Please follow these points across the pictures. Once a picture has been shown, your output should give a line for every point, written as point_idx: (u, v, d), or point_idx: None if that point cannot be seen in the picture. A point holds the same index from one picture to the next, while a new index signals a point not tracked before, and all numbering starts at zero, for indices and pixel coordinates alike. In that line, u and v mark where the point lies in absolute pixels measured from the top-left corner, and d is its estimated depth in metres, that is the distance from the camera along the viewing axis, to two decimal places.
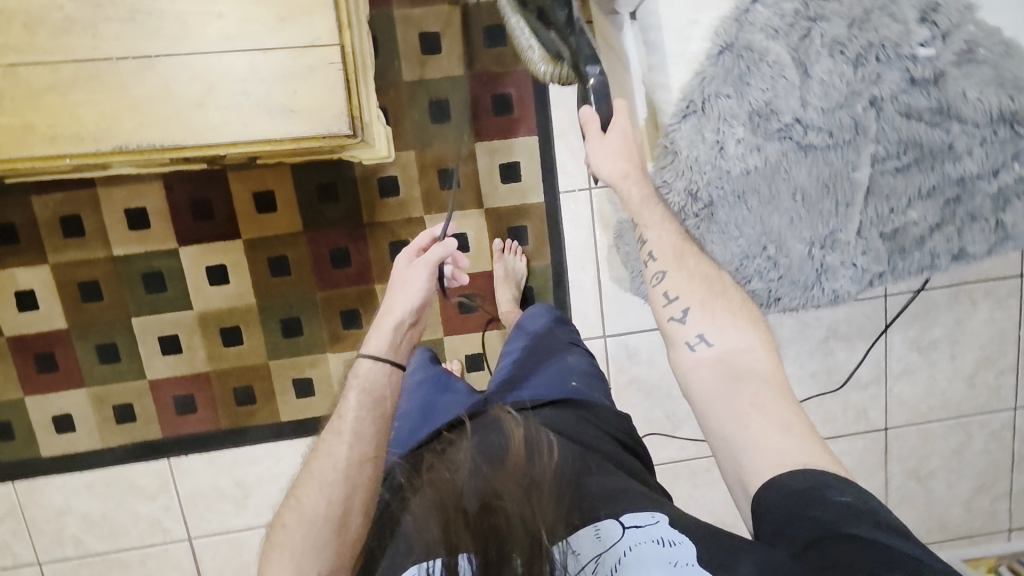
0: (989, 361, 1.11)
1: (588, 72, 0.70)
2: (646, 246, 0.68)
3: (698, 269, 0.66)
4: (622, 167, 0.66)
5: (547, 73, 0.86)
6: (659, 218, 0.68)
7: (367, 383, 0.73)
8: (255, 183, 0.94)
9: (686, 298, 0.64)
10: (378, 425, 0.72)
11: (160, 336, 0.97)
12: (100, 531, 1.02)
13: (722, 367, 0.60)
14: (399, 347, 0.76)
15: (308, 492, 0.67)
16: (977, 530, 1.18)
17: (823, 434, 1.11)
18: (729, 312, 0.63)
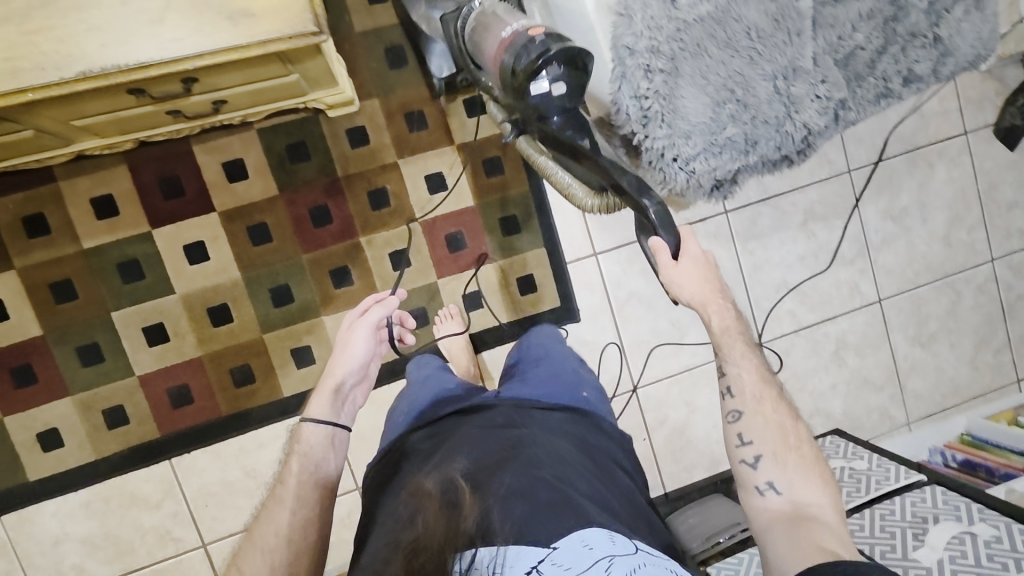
0: (959, 218, 1.17)
1: (645, 204, 0.66)
2: (724, 380, 0.69)
3: (775, 417, 0.65)
4: (703, 295, 0.68)
5: (593, 205, 0.88)
6: (739, 354, 0.69)
7: (308, 448, 0.78)
8: (222, 152, 0.92)
9: (760, 445, 0.64)
10: (319, 490, 0.76)
11: (144, 327, 0.93)
12: (105, 553, 0.95)
13: (789, 514, 0.60)
14: (343, 410, 0.83)
15: (250, 561, 0.69)
16: (988, 385, 1.20)
17: (823, 316, 1.13)
18: (802, 466, 0.63)
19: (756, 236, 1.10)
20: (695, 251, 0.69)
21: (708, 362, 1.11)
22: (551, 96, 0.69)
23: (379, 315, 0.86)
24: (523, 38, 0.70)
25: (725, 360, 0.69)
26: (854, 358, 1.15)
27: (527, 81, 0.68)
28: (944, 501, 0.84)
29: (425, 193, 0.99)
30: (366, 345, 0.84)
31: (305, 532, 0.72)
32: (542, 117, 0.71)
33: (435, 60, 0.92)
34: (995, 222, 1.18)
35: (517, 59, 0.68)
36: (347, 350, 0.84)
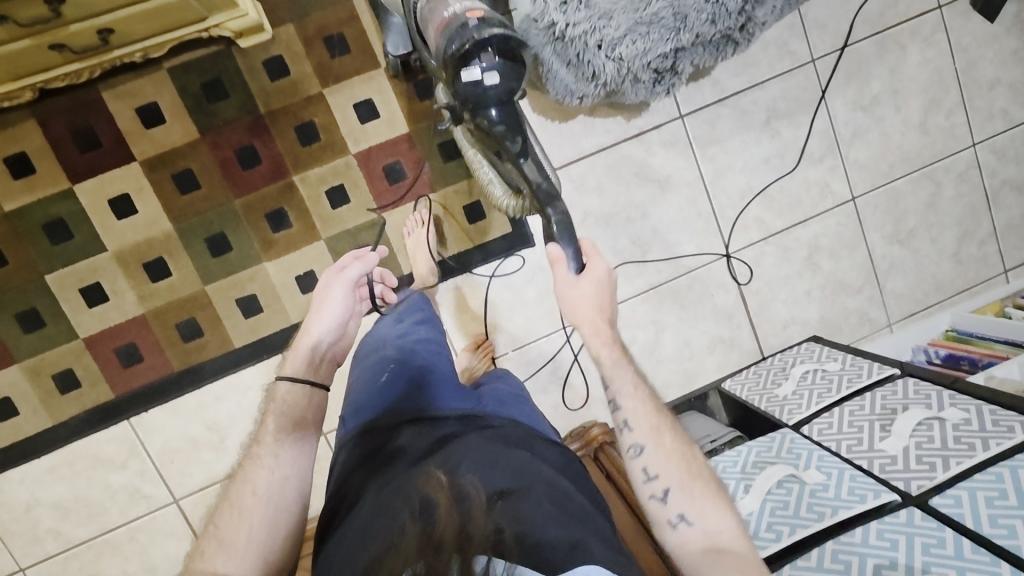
0: (936, 103, 1.09)
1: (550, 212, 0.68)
2: (620, 414, 0.64)
3: (677, 448, 0.61)
4: (593, 321, 0.67)
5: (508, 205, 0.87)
6: (633, 386, 0.65)
7: (286, 405, 0.73)
8: (134, 97, 0.87)
9: (666, 478, 0.59)
10: (302, 445, 0.70)
11: (81, 288, 0.90)
12: (78, 516, 0.96)
13: (706, 549, 0.54)
14: (320, 368, 0.78)
15: (229, 529, 0.61)
16: (973, 279, 1.15)
17: (793, 220, 1.08)
18: (710, 494, 0.58)
19: (716, 140, 1.03)
20: (599, 271, 0.68)
21: (674, 279, 1.06)
22: (484, 86, 0.63)
23: (359, 269, 0.82)
24: (458, 20, 0.64)
25: (619, 394, 0.65)
26: (828, 261, 1.10)
27: (457, 66, 0.62)
28: (915, 391, 0.81)
29: (356, 123, 0.94)
30: (344, 303, 0.80)
31: (289, 493, 0.65)
32: (478, 108, 0.65)
33: (391, 37, 0.83)
34: (976, 103, 1.10)
35: (449, 42, 0.62)
36: (325, 308, 0.80)
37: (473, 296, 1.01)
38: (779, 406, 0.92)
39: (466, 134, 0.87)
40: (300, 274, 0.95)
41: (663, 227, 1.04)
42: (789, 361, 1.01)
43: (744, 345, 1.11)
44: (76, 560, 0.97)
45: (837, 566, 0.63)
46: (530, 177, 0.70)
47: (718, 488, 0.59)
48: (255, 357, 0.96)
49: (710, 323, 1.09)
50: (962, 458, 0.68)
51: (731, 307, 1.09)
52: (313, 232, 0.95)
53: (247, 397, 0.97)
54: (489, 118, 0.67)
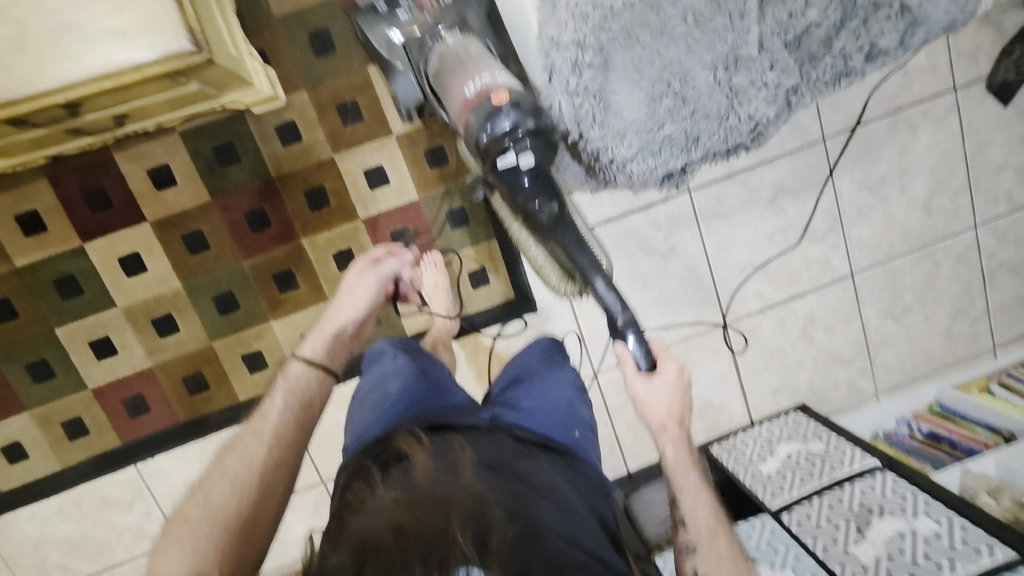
0: (942, 185, 1.09)
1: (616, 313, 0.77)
2: (679, 514, 0.71)
3: (728, 553, 0.67)
4: (662, 419, 0.74)
5: (558, 283, 0.91)
6: (695, 485, 0.72)
7: (296, 386, 0.79)
8: (145, 159, 0.87)
9: None
10: (297, 429, 0.75)
11: (91, 341, 0.92)
12: (85, 552, 1.00)
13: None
14: (338, 354, 0.84)
15: (216, 487, 0.69)
16: (961, 356, 1.18)
17: (792, 294, 1.10)
18: None
19: (721, 215, 1.04)
20: (667, 370, 0.76)
21: (671, 346, 1.08)
22: (519, 167, 0.63)
23: (394, 266, 0.89)
24: (486, 103, 0.62)
25: (680, 492, 0.72)
26: (822, 334, 1.12)
27: (492, 154, 0.62)
28: (893, 490, 0.86)
29: (366, 189, 0.94)
30: (371, 295, 0.86)
31: (280, 473, 0.72)
32: (513, 183, 0.64)
33: (401, 86, 0.79)
34: (982, 186, 1.10)
35: (480, 132, 0.61)
36: (354, 296, 0.85)
37: (472, 358, 1.05)
38: (762, 486, 0.95)
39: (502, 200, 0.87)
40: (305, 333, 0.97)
41: (664, 297, 1.06)
42: (775, 434, 1.04)
43: (733, 410, 1.14)
44: None
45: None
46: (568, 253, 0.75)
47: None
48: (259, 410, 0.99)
49: (702, 389, 1.12)
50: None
51: (724, 374, 1.11)
52: (320, 294, 0.96)
53: None
54: (524, 190, 0.65)
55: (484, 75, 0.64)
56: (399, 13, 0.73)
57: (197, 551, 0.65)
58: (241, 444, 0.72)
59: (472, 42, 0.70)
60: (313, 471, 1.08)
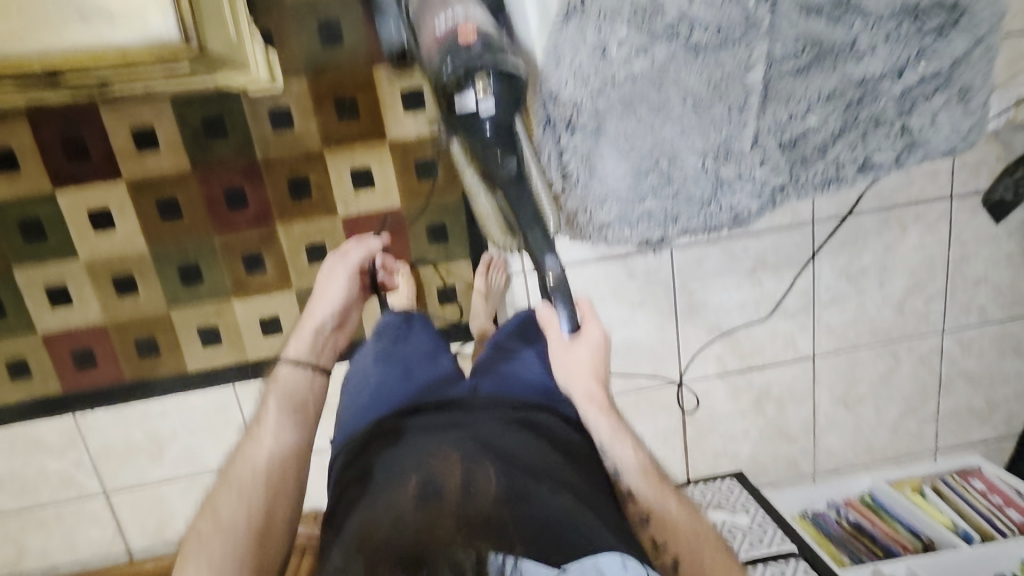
0: (919, 286, 1.10)
1: (546, 266, 0.69)
2: (622, 482, 0.72)
3: (679, 511, 0.71)
4: (588, 388, 0.74)
5: (501, 241, 0.88)
6: (631, 448, 0.74)
7: (287, 388, 0.79)
8: (131, 117, 0.86)
9: (675, 548, 0.68)
10: (298, 432, 0.76)
11: (48, 288, 0.91)
12: (10, 489, 1.00)
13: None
14: (324, 349, 0.85)
15: (226, 502, 0.69)
16: (902, 452, 1.21)
17: (752, 364, 1.11)
18: (718, 563, 0.67)
19: (698, 277, 1.04)
20: (592, 335, 0.74)
21: (624, 394, 1.10)
22: (480, 118, 0.59)
23: (362, 250, 0.88)
24: (453, 40, 0.59)
25: (621, 465, 0.73)
26: (773, 408, 1.14)
27: (451, 92, 0.58)
28: None
29: (350, 188, 0.93)
30: (345, 284, 0.85)
31: (286, 473, 0.73)
32: (472, 126, 0.60)
33: (386, 25, 0.80)
34: (957, 295, 1.11)
35: (442, 68, 0.58)
36: (325, 287, 0.85)
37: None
38: None
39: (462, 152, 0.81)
40: (264, 318, 0.97)
41: (627, 345, 1.07)
42: (708, 498, 1.08)
43: (674, 465, 1.15)
44: (1, 526, 1.02)
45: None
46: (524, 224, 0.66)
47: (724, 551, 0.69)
48: (206, 383, 0.99)
49: (647, 440, 1.13)
50: None
51: (671, 430, 1.13)
52: (286, 283, 0.96)
53: (192, 417, 1.00)
54: (486, 143, 0.61)
55: (459, 10, 0.62)
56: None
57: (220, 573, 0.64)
58: (242, 450, 0.73)
59: None
60: None
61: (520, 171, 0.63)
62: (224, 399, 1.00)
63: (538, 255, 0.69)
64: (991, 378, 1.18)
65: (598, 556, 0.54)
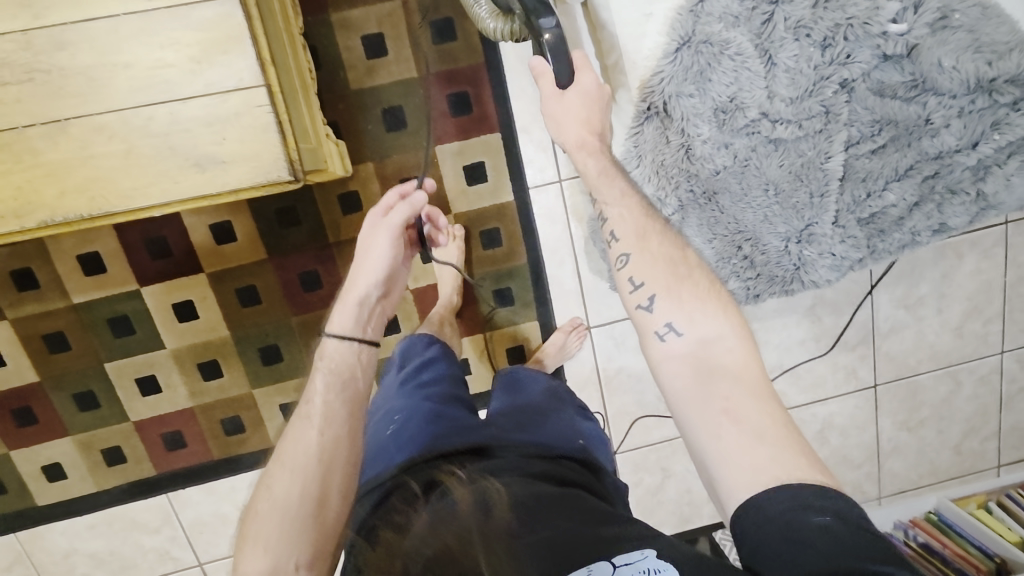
0: (976, 310, 1.11)
1: (543, 25, 0.61)
2: (608, 226, 0.65)
3: (663, 252, 0.61)
4: (581, 137, 0.66)
5: (496, 31, 0.72)
6: (620, 196, 0.65)
7: (335, 364, 0.73)
8: (208, 214, 0.89)
9: (652, 285, 0.60)
10: (348, 410, 0.70)
11: (137, 378, 0.95)
12: (111, 566, 1.05)
13: (693, 361, 0.55)
14: (370, 322, 0.79)
15: (281, 480, 0.63)
16: (966, 470, 1.22)
17: (814, 397, 1.13)
18: (697, 296, 0.58)
19: (759, 318, 1.07)
20: (588, 83, 0.65)
21: None
22: None
23: (405, 210, 0.81)
24: None
25: (607, 204, 0.65)
26: (837, 437, 1.16)
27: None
28: None
29: (420, 262, 0.97)
30: (389, 251, 0.80)
31: (338, 449, 0.66)
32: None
33: None
34: (1015, 315, 1.13)
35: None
36: (369, 253, 0.80)
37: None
38: None
39: None
40: None
41: None
42: None
43: None
44: None
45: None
46: None
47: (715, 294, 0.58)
48: None
49: None
50: None
51: None
52: None
53: None
54: None
55: None
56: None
57: (280, 553, 0.59)
58: (290, 429, 0.67)
59: None
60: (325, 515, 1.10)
61: None
62: None
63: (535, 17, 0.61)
64: None
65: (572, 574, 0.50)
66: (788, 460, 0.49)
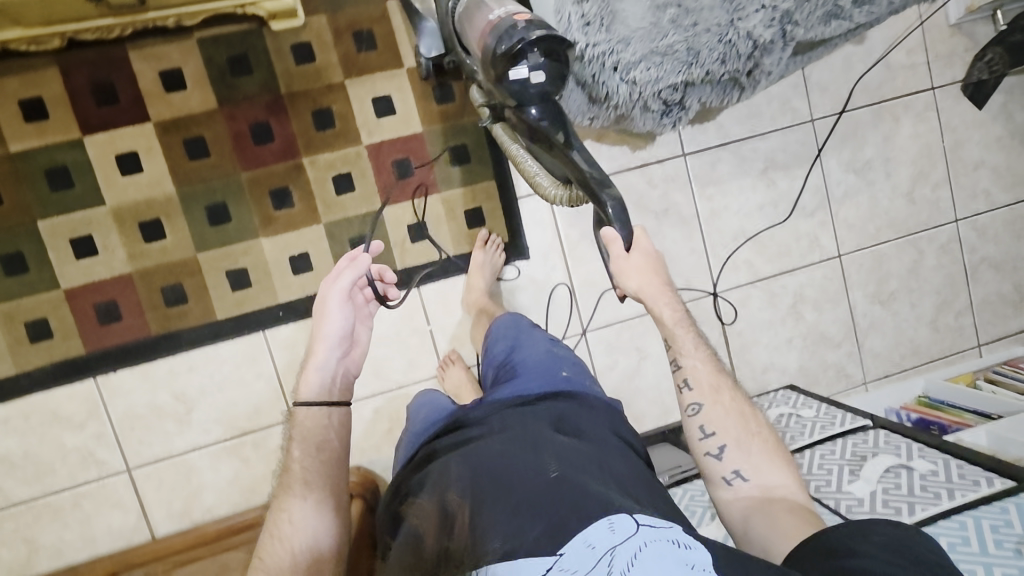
0: (924, 175, 1.14)
1: (604, 197, 0.70)
2: (681, 373, 0.72)
3: (733, 406, 0.70)
4: (649, 289, 0.71)
5: (557, 197, 0.84)
6: (693, 347, 0.73)
7: (306, 432, 0.74)
8: (159, 60, 0.89)
9: (722, 435, 0.68)
10: (328, 473, 0.73)
11: (72, 239, 0.90)
12: (23, 474, 0.91)
13: (758, 502, 0.63)
14: (335, 384, 0.77)
15: (271, 551, 0.67)
16: (948, 349, 1.19)
17: (781, 268, 1.11)
18: (764, 451, 0.67)
19: (716, 181, 1.07)
20: (644, 246, 0.72)
21: None
22: (528, 84, 0.68)
23: (350, 274, 0.75)
24: (506, 23, 0.66)
25: (681, 354, 0.73)
26: (811, 312, 1.13)
27: (505, 65, 0.66)
28: (886, 441, 0.83)
29: (373, 116, 0.96)
30: (342, 314, 0.75)
31: (324, 513, 0.70)
32: (520, 106, 0.71)
33: (424, 39, 0.86)
34: (961, 180, 1.16)
35: (497, 43, 0.65)
36: (324, 323, 0.75)
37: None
38: None
39: (506, 128, 0.88)
40: (294, 255, 0.96)
41: None
42: (762, 405, 1.01)
43: None
44: (12, 520, 0.92)
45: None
46: (580, 165, 0.72)
47: (755, 418, 0.70)
48: (236, 330, 0.95)
49: None
50: (928, 506, 0.70)
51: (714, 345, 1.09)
52: (314, 215, 0.96)
53: (222, 371, 0.95)
54: (529, 112, 0.72)
55: (507, 7, 0.69)
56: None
57: None
58: (279, 501, 0.70)
59: None
60: (264, 414, 0.97)
61: (568, 138, 0.72)
62: (255, 349, 0.96)
63: (594, 189, 0.70)
64: (1014, 263, 1.19)
65: (589, 526, 0.51)
66: (794, 522, 0.60)
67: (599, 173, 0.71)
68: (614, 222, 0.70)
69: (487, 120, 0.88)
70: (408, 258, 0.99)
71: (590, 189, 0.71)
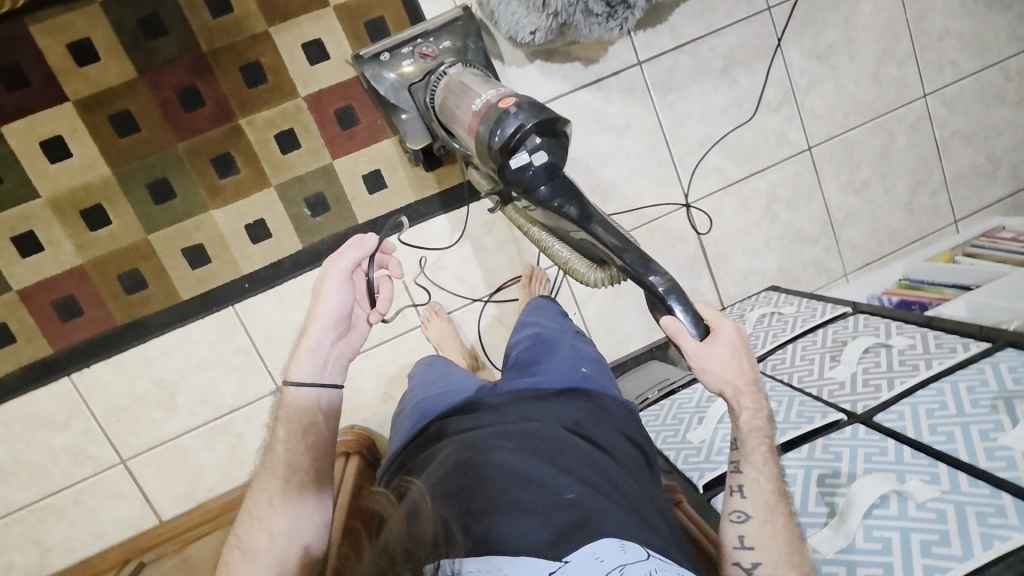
0: (888, 52, 1.10)
1: (653, 283, 0.70)
2: (736, 479, 0.63)
3: (787, 529, 0.58)
4: (734, 384, 0.65)
5: (596, 279, 0.80)
6: (762, 459, 0.63)
7: (292, 414, 0.71)
8: (65, 32, 0.83)
9: (761, 553, 0.57)
10: (313, 457, 0.71)
11: (14, 237, 0.86)
12: (17, 480, 0.91)
13: None
14: (328, 366, 0.73)
15: (247, 531, 0.67)
16: (925, 230, 1.18)
17: (751, 169, 1.08)
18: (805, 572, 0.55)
19: (675, 87, 1.03)
20: (727, 331, 0.66)
21: (635, 229, 1.05)
22: (529, 168, 0.66)
23: (349, 258, 0.70)
24: (494, 110, 0.66)
25: (745, 460, 0.64)
26: (786, 211, 1.11)
27: (505, 157, 0.64)
28: (866, 324, 0.83)
29: (306, 64, 0.90)
30: (339, 295, 0.71)
31: (304, 494, 0.69)
32: (527, 189, 0.69)
33: (408, 127, 0.88)
34: (926, 53, 1.12)
35: (490, 135, 0.64)
36: (319, 302, 0.71)
37: (447, 240, 1.00)
38: None
39: (522, 214, 0.87)
40: (249, 224, 0.92)
41: (625, 176, 1.03)
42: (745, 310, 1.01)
43: (705, 296, 1.10)
44: (17, 525, 0.92)
45: (872, 546, 0.56)
46: (607, 242, 0.72)
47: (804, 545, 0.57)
48: (203, 308, 0.92)
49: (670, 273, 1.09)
50: (907, 377, 0.71)
51: (691, 257, 1.08)
52: (263, 179, 0.92)
53: (197, 352, 0.93)
54: (539, 195, 0.70)
55: (491, 92, 0.71)
56: (401, 59, 0.87)
57: None
58: (258, 480, 0.69)
59: (477, 78, 0.79)
60: (248, 387, 0.96)
61: (581, 212, 0.72)
62: (227, 325, 0.94)
63: (641, 275, 0.71)
64: (985, 134, 1.17)
65: (599, 542, 0.50)
66: None
67: (641, 261, 0.71)
68: (675, 313, 0.67)
69: (499, 208, 0.88)
70: (367, 210, 0.96)
71: (636, 274, 0.72)
